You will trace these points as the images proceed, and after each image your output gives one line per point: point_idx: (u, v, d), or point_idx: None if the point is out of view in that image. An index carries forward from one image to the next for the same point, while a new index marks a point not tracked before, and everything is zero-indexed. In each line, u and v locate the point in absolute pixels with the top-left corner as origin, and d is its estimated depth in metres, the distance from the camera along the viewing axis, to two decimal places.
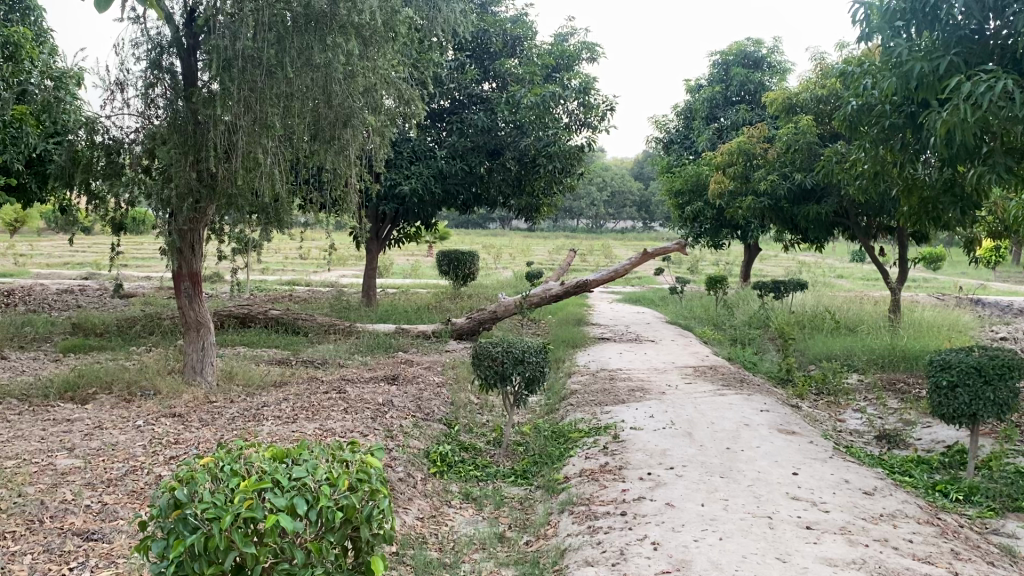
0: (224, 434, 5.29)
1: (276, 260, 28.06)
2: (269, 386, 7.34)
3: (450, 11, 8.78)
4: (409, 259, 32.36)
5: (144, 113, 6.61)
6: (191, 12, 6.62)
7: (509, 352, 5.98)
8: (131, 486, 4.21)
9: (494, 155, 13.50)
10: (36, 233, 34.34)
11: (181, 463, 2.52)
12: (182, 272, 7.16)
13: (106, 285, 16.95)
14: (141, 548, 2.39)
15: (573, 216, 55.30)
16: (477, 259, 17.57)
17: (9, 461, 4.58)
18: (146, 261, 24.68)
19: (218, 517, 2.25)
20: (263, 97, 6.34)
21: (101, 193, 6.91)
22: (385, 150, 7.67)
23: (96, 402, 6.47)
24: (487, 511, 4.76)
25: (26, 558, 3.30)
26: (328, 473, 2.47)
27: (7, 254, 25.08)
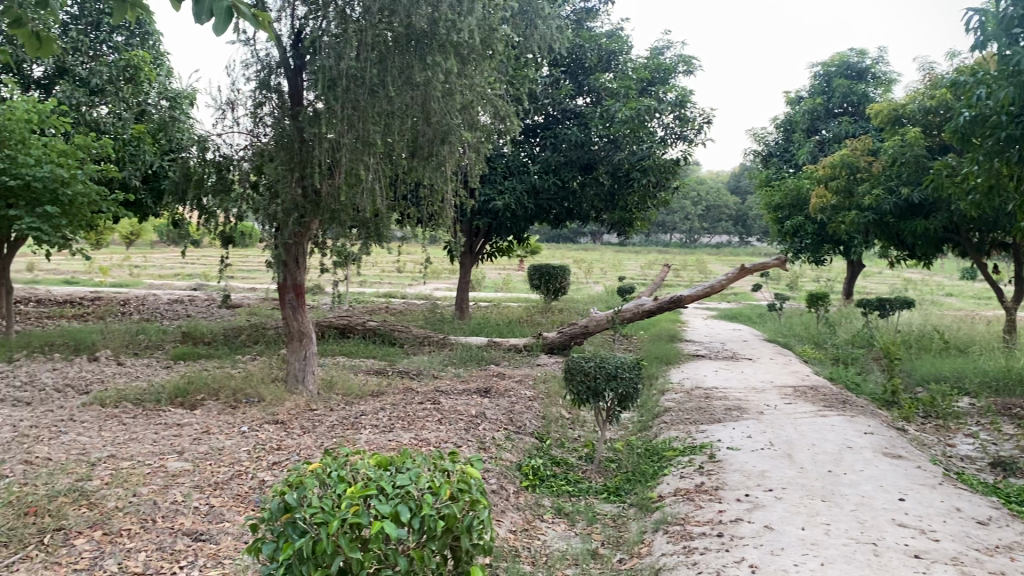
0: (323, 441, 5.44)
1: (374, 273, 28.78)
2: (366, 396, 7.51)
3: (546, 28, 8.84)
4: (500, 273, 32.62)
5: (253, 131, 6.91)
6: (298, 34, 6.87)
7: (601, 368, 5.95)
8: (236, 490, 4.38)
9: (587, 170, 13.48)
10: (150, 246, 36.24)
11: (290, 469, 2.61)
12: (287, 284, 7.42)
13: (214, 296, 17.71)
14: (253, 550, 2.48)
15: (667, 230, 54.74)
16: (569, 273, 17.52)
17: (125, 463, 4.82)
18: (250, 273, 25.64)
19: (326, 522, 2.32)
20: (366, 116, 6.52)
21: (212, 208, 7.25)
22: (481, 166, 7.73)
23: (204, 408, 6.76)
24: (579, 527, 4.74)
25: (140, 555, 3.46)
26: (430, 482, 2.52)
27: (123, 265, 26.50)
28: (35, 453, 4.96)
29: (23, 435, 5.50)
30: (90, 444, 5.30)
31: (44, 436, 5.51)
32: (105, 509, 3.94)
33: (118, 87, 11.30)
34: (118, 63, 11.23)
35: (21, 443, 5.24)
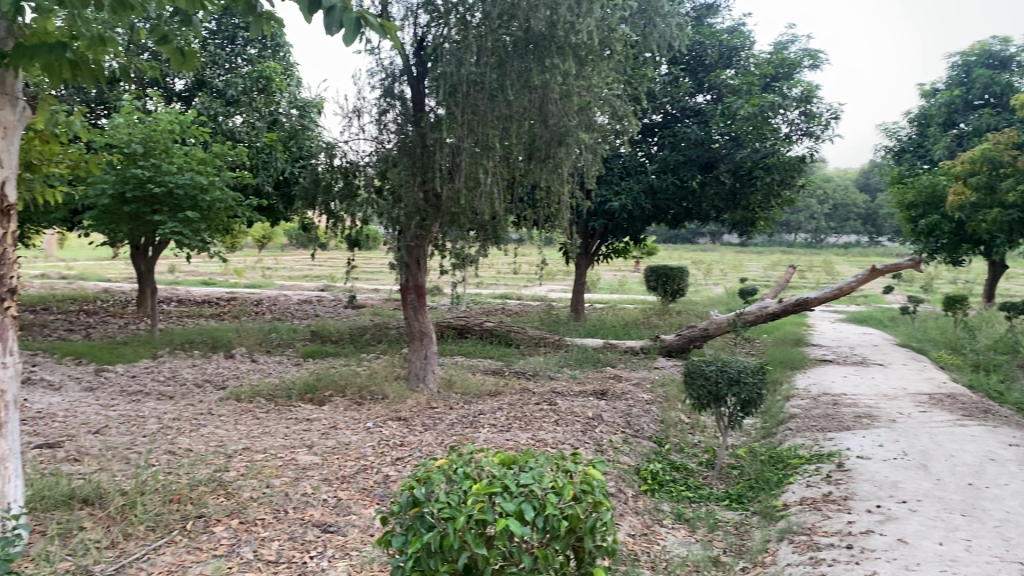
0: (443, 439, 5.56)
1: (491, 275, 29.15)
2: (485, 396, 7.61)
3: (666, 25, 8.73)
4: (616, 274, 32.40)
5: (378, 138, 7.15)
6: (421, 41, 7.03)
7: (723, 372, 5.82)
8: (361, 484, 4.53)
9: (708, 169, 13.18)
10: (280, 249, 37.93)
11: (418, 464, 2.68)
12: (409, 285, 7.62)
13: (340, 296, 18.40)
14: (383, 542, 2.57)
15: (791, 231, 53.01)
16: (687, 274, 17.20)
17: (259, 455, 5.07)
18: (371, 275, 26.46)
19: (453, 516, 2.38)
20: (485, 120, 6.62)
21: (339, 212, 7.55)
22: (598, 167, 7.68)
23: (331, 404, 7.03)
24: (700, 534, 4.65)
25: (273, 544, 3.62)
26: (554, 481, 2.53)
27: (256, 267, 27.85)
28: (178, 444, 5.29)
29: (167, 427, 5.87)
30: (226, 436, 5.60)
31: (185, 428, 5.85)
32: (241, 499, 4.16)
33: (251, 97, 11.86)
34: (251, 74, 11.79)
35: (165, 434, 5.59)
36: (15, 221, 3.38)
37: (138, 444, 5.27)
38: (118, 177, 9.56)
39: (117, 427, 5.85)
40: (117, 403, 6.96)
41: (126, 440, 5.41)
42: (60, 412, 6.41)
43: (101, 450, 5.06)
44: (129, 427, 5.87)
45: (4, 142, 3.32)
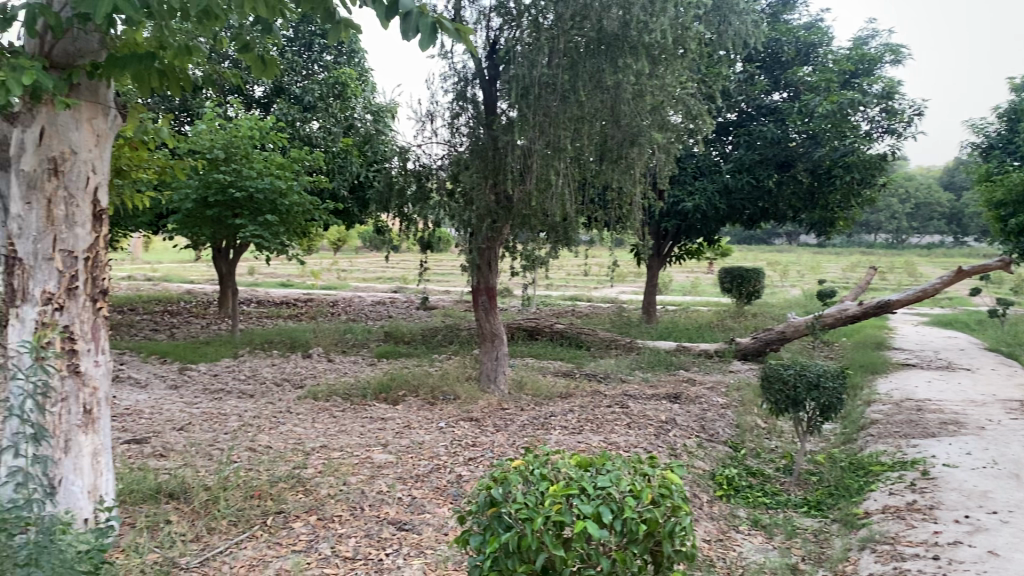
0: (516, 440, 5.58)
1: (561, 276, 29.12)
2: (556, 398, 7.61)
3: (741, 23, 8.60)
4: (689, 276, 31.98)
5: (450, 141, 7.23)
6: (493, 44, 7.07)
7: (802, 376, 5.69)
8: (435, 483, 4.58)
9: (785, 168, 12.88)
10: (354, 250, 38.64)
11: (495, 464, 2.70)
12: (480, 287, 7.66)
13: (413, 297, 18.64)
14: (461, 541, 2.60)
15: (870, 231, 51.48)
16: (763, 276, 16.86)
17: (336, 453, 5.17)
18: (443, 276, 26.72)
19: (530, 518, 2.39)
20: (557, 121, 6.61)
21: (412, 215, 7.66)
22: (671, 166, 7.59)
23: (405, 403, 7.12)
24: (778, 541, 4.55)
25: (350, 541, 3.69)
26: (632, 485, 2.50)
27: (331, 268, 28.43)
28: (259, 440, 5.43)
29: (247, 424, 6.03)
30: (304, 434, 5.73)
31: (265, 425, 6.01)
32: (319, 495, 4.25)
33: (328, 103, 12.14)
34: (327, 80, 12.10)
35: (246, 432, 5.75)
36: (108, 225, 3.52)
37: (221, 441, 5.43)
38: (202, 182, 9.86)
39: (201, 424, 6.04)
40: (200, 401, 7.19)
41: (209, 436, 5.59)
42: (148, 409, 6.65)
43: (186, 446, 5.24)
44: (212, 424, 6.05)
45: (98, 149, 3.45)
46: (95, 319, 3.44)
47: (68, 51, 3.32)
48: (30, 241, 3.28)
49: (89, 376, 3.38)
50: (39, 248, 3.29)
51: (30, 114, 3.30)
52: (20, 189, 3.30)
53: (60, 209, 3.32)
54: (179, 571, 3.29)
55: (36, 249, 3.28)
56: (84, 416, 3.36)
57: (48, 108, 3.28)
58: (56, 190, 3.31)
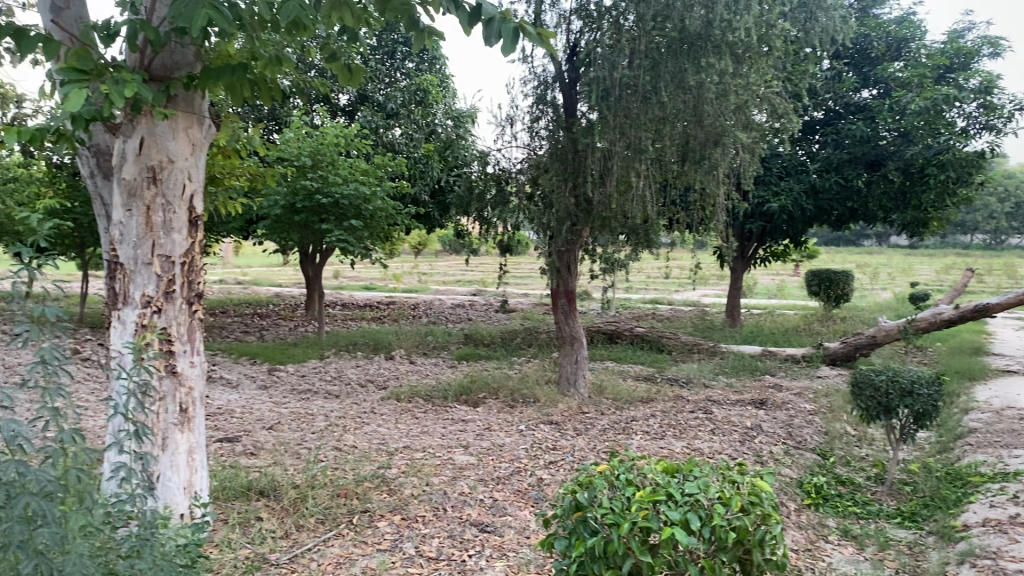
0: (597, 444, 5.55)
1: (642, 279, 28.84)
2: (637, 402, 7.54)
3: (828, 19, 8.38)
4: (773, 279, 31.25)
5: (530, 145, 7.26)
6: (573, 47, 7.06)
7: (894, 382, 5.49)
8: (516, 485, 4.59)
9: (875, 167, 12.47)
10: (433, 254, 39.10)
11: (580, 469, 2.69)
12: (559, 290, 7.65)
13: (493, 301, 18.75)
14: (546, 545, 2.60)
15: (967, 232, 49.37)
16: (852, 278, 16.36)
17: (419, 453, 5.24)
18: (522, 280, 26.80)
19: (617, 523, 2.37)
20: (639, 123, 6.56)
21: (491, 219, 7.71)
22: (755, 167, 7.44)
23: (485, 406, 7.17)
24: (870, 552, 4.41)
25: (434, 541, 3.73)
26: (720, 492, 2.46)
27: (413, 272, 28.84)
28: (344, 440, 5.55)
29: (333, 424, 6.16)
30: (388, 435, 5.83)
31: (351, 426, 6.13)
32: (402, 495, 4.31)
33: (409, 110, 12.34)
34: (410, 87, 12.24)
35: (332, 432, 5.88)
36: (202, 230, 3.66)
37: (308, 440, 5.57)
38: (289, 189, 10.14)
39: (289, 424, 6.20)
40: (288, 401, 7.38)
41: (297, 436, 5.73)
42: (238, 408, 6.86)
43: (274, 445, 5.39)
44: (300, 424, 6.21)
45: (193, 158, 3.58)
46: (191, 321, 3.57)
47: (166, 64, 3.45)
48: (131, 246, 3.44)
49: (186, 376, 3.52)
50: (139, 252, 3.44)
51: (131, 124, 3.43)
52: (121, 196, 3.45)
53: (158, 216, 3.46)
54: (269, 566, 3.38)
55: (137, 254, 3.43)
56: (181, 415, 3.50)
57: (147, 119, 3.42)
58: (154, 198, 3.45)
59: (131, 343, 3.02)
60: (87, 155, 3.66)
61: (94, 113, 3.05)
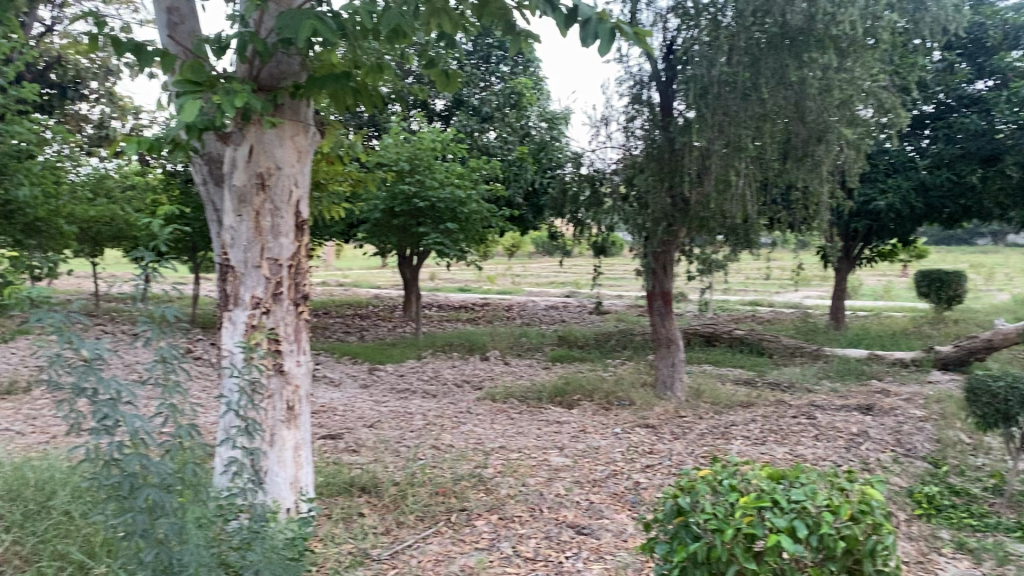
0: (695, 448, 5.46)
1: (740, 281, 28.23)
2: (737, 406, 7.38)
3: (940, 8, 8.01)
4: (880, 280, 30.06)
5: (625, 145, 7.24)
6: (670, 45, 6.99)
7: (1014, 389, 5.20)
8: (613, 488, 4.57)
9: (991, 162, 11.85)
10: (527, 256, 39.23)
11: (681, 473, 2.66)
12: (655, 292, 7.55)
13: (587, 302, 18.70)
14: (647, 549, 2.61)
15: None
16: (965, 279, 15.58)
17: (515, 454, 5.28)
18: (617, 281, 26.63)
19: (720, 529, 2.36)
20: (738, 120, 6.43)
21: (586, 220, 7.71)
22: (861, 164, 7.19)
23: (580, 408, 7.15)
24: (987, 567, 4.18)
25: (531, 541, 3.75)
26: (829, 500, 2.38)
27: (507, 274, 29.01)
28: (441, 439, 5.63)
29: (431, 423, 6.27)
30: (484, 434, 5.89)
31: (448, 425, 6.22)
32: (499, 495, 4.34)
33: (504, 113, 12.44)
34: (503, 91, 12.53)
35: (430, 431, 5.98)
36: (308, 234, 3.78)
37: (407, 439, 5.67)
38: (388, 193, 10.37)
39: (388, 422, 6.34)
40: (387, 400, 7.54)
41: (397, 434, 5.86)
42: (341, 406, 7.05)
43: (375, 442, 5.52)
44: (399, 422, 6.34)
45: (299, 164, 3.70)
46: (297, 322, 3.69)
47: (273, 74, 3.57)
48: (241, 250, 3.58)
49: (292, 375, 3.64)
50: (249, 256, 3.58)
51: (241, 133, 3.57)
52: (232, 202, 3.60)
53: (266, 221, 3.59)
54: (371, 562, 3.45)
55: (247, 257, 3.58)
56: (288, 412, 3.62)
57: (256, 128, 3.56)
58: (263, 204, 3.58)
59: (242, 344, 3.15)
60: (200, 163, 3.83)
61: (207, 124, 3.20)
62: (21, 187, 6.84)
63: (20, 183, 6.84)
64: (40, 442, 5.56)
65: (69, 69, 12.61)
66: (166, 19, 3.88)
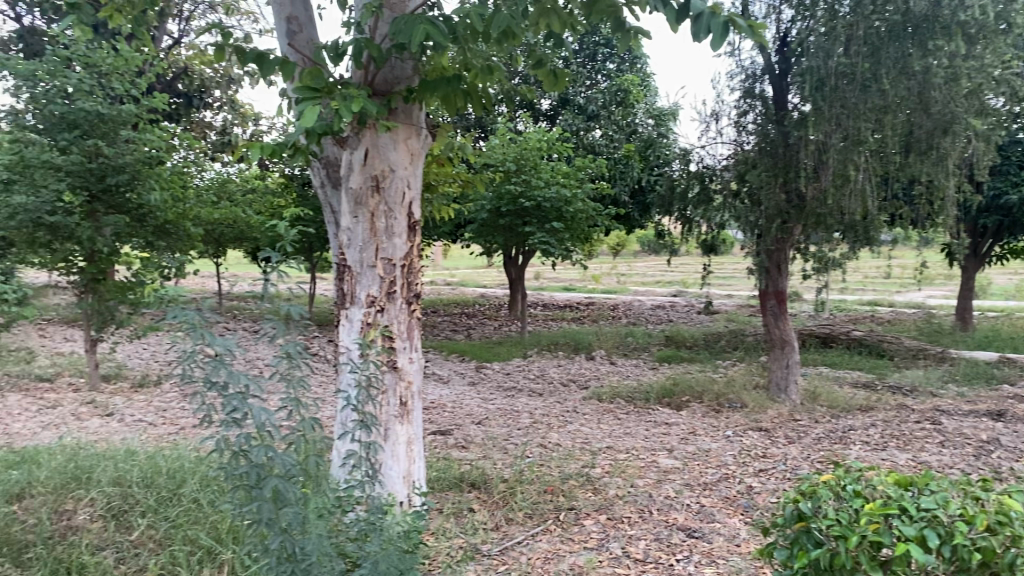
0: (810, 453, 5.29)
1: (857, 280, 27.14)
2: (855, 410, 7.10)
3: None
4: (1012, 279, 28.32)
5: (737, 140, 7.08)
6: (784, 37, 6.78)
7: None
8: (725, 492, 4.47)
9: None
10: (634, 255, 38.85)
11: (802, 478, 2.60)
12: (768, 291, 7.30)
13: (696, 302, 18.39)
14: (765, 554, 2.54)
15: None
16: None
17: (623, 454, 5.25)
18: (726, 280, 26.06)
19: (843, 536, 2.27)
20: (857, 112, 6.20)
21: (695, 218, 7.62)
22: (989, 156, 6.83)
23: (689, 409, 7.04)
24: None
25: (640, 543, 3.72)
26: (962, 509, 2.28)
27: (613, 273, 28.82)
28: (548, 438, 5.65)
29: (538, 422, 6.30)
30: (591, 434, 5.87)
31: (554, 424, 6.24)
32: (608, 495, 4.32)
33: (610, 111, 12.38)
34: (610, 88, 12.37)
35: (537, 429, 6.01)
36: (420, 235, 3.86)
37: (514, 437, 5.72)
38: (495, 193, 10.48)
39: (496, 420, 6.41)
40: (495, 398, 7.63)
41: (504, 431, 5.91)
42: (449, 403, 7.17)
43: (483, 439, 5.59)
44: (506, 420, 6.40)
45: (412, 166, 3.79)
46: (410, 320, 3.78)
47: (387, 79, 3.68)
48: (357, 250, 3.70)
49: (405, 371, 3.73)
50: (364, 256, 3.69)
51: (357, 137, 3.69)
52: (349, 204, 3.72)
53: (381, 222, 3.69)
54: (482, 557, 3.49)
55: (362, 257, 3.69)
56: (400, 408, 3.71)
57: (371, 132, 3.66)
58: (377, 206, 3.69)
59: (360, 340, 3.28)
60: (318, 166, 3.97)
61: (325, 128, 3.31)
62: (152, 192, 7.26)
63: (151, 188, 7.27)
64: (169, 432, 5.88)
65: (195, 79, 13.31)
66: (286, 27, 4.03)
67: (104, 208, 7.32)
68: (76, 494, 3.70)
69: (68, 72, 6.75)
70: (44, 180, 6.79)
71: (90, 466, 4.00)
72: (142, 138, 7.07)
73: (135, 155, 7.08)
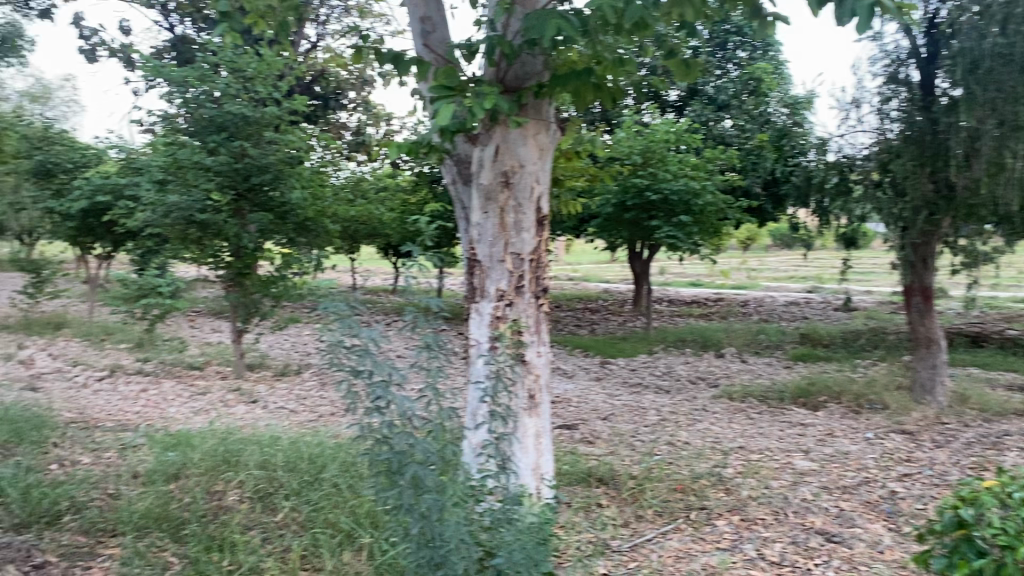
0: (960, 458, 4.99)
1: (1011, 275, 25.32)
2: (1010, 414, 6.64)
3: None
4: None
5: (879, 128, 6.71)
6: (932, 18, 6.38)
7: None
8: (866, 497, 4.28)
9: None
10: (765, 250, 37.61)
11: (961, 485, 2.69)
12: (913, 287, 6.93)
13: (832, 298, 17.64)
14: (921, 560, 2.67)
15: None
16: None
17: (755, 455, 5.11)
18: (863, 275, 24.90)
19: (1009, 545, 2.39)
20: (1015, 97, 5.81)
21: (833, 210, 7.45)
22: None
23: (825, 410, 6.79)
24: None
25: (776, 545, 3.61)
26: None
27: (743, 268, 28.03)
28: (678, 436, 5.57)
29: (666, 419, 6.21)
30: (722, 433, 5.74)
31: (683, 422, 6.14)
32: (740, 496, 4.23)
33: (742, 100, 12.04)
34: (741, 77, 12.00)
35: (666, 426, 5.93)
36: (549, 229, 3.87)
37: (642, 433, 5.67)
38: (621, 187, 10.42)
39: (623, 416, 6.37)
40: (622, 394, 7.58)
41: (632, 428, 5.87)
42: (576, 398, 7.18)
43: (611, 435, 5.56)
44: (634, 416, 6.35)
45: (541, 161, 3.80)
46: (539, 314, 3.80)
47: (517, 75, 3.70)
48: (487, 245, 3.75)
49: (533, 364, 3.75)
50: (494, 250, 3.74)
51: (488, 133, 3.73)
52: (479, 200, 3.78)
53: (510, 217, 3.73)
54: (612, 552, 3.49)
55: (492, 252, 3.74)
56: (529, 401, 3.73)
57: (502, 128, 3.70)
58: (507, 201, 3.73)
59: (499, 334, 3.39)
60: (450, 163, 4.05)
61: (459, 126, 3.37)
62: (293, 190, 7.60)
63: (292, 187, 7.60)
64: (309, 420, 6.15)
65: (331, 81, 13.84)
66: (420, 28, 4.12)
67: (250, 207, 7.74)
68: (226, 476, 3.97)
69: (216, 78, 7.16)
70: (194, 179, 7.34)
71: (239, 450, 4.27)
72: (283, 139, 7.40)
73: (277, 156, 7.43)
